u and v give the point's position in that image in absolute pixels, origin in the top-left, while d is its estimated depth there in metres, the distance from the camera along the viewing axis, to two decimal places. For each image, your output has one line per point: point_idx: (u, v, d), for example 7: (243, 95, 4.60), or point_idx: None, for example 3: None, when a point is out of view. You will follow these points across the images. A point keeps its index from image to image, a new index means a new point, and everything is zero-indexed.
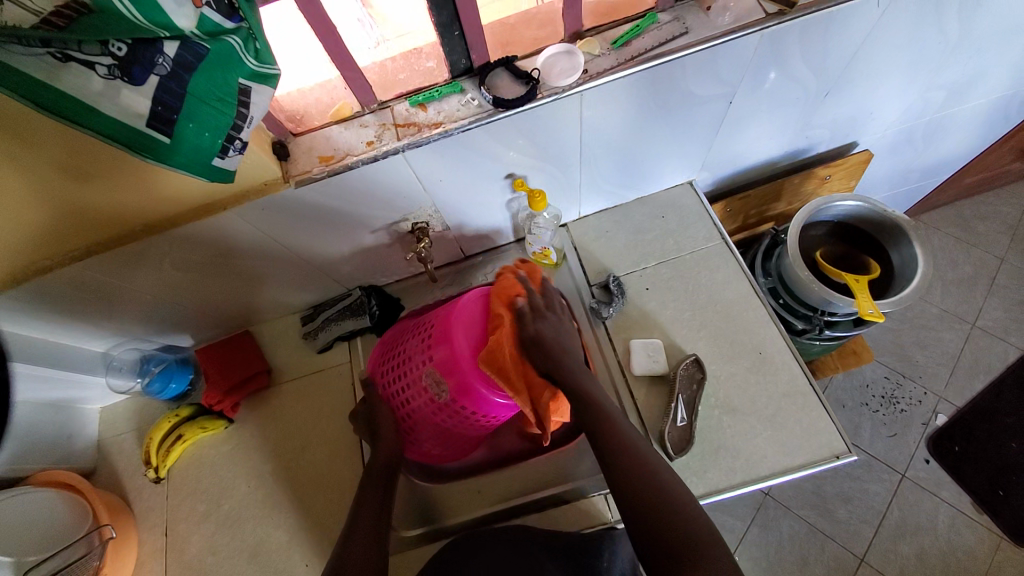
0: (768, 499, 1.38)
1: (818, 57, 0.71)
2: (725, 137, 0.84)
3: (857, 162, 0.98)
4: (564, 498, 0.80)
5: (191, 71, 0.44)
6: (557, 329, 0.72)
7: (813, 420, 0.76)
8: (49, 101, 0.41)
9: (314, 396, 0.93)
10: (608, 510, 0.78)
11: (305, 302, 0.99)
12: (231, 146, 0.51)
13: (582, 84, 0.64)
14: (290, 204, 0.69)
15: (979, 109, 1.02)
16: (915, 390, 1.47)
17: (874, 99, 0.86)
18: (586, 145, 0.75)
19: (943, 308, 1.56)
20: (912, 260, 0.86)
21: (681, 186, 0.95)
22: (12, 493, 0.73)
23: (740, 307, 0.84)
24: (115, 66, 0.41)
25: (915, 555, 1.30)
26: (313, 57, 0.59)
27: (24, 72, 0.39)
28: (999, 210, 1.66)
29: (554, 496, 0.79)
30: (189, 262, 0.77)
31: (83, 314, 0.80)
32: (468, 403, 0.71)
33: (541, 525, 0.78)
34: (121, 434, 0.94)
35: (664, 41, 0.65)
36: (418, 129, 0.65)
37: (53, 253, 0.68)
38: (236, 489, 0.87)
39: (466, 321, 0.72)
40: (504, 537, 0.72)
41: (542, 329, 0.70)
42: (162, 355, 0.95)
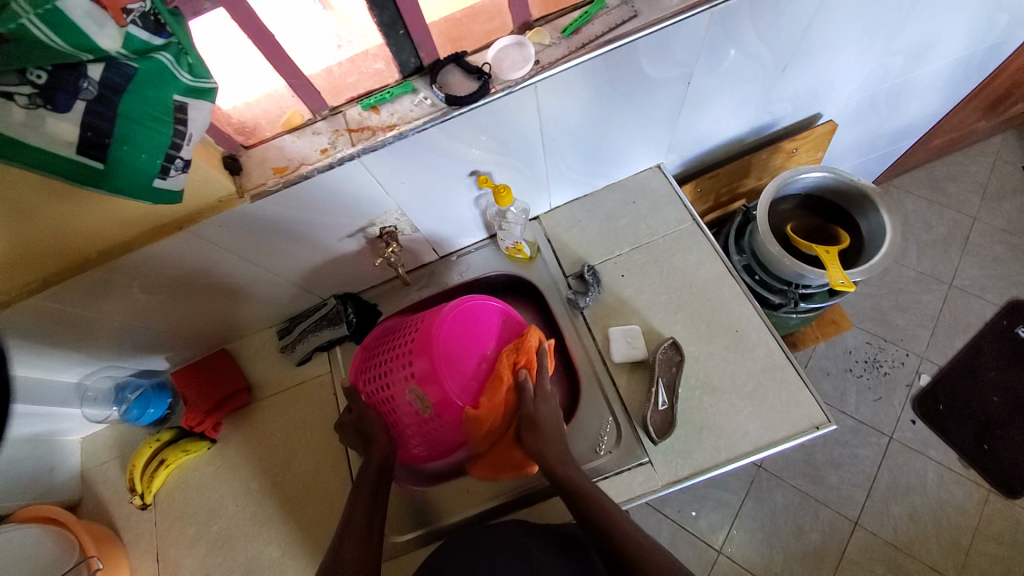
0: (761, 471, 1.40)
1: (772, 32, 0.71)
2: (687, 118, 0.84)
3: (822, 133, 0.98)
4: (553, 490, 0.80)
5: (120, 92, 0.42)
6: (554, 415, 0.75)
7: (792, 393, 0.76)
8: None
9: (297, 409, 0.92)
10: None
11: (281, 315, 0.97)
12: (172, 165, 0.49)
13: (535, 75, 0.63)
14: (249, 219, 0.68)
15: (939, 71, 1.03)
16: (898, 352, 1.50)
17: (832, 70, 0.86)
18: (548, 136, 0.75)
19: (920, 271, 1.58)
20: (880, 227, 0.87)
21: (649, 169, 0.94)
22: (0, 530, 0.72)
23: (715, 287, 0.85)
24: (36, 95, 0.39)
25: (906, 515, 1.33)
26: (254, 66, 0.56)
27: None
28: (969, 169, 1.69)
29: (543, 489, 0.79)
30: (153, 285, 0.75)
31: (49, 347, 0.78)
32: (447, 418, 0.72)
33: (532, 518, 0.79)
34: (104, 462, 0.93)
35: (614, 26, 0.64)
36: (372, 133, 0.64)
37: (7, 289, 0.65)
38: (225, 509, 0.86)
39: (454, 353, 0.72)
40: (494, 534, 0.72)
41: (540, 412, 0.74)
42: (138, 380, 0.94)
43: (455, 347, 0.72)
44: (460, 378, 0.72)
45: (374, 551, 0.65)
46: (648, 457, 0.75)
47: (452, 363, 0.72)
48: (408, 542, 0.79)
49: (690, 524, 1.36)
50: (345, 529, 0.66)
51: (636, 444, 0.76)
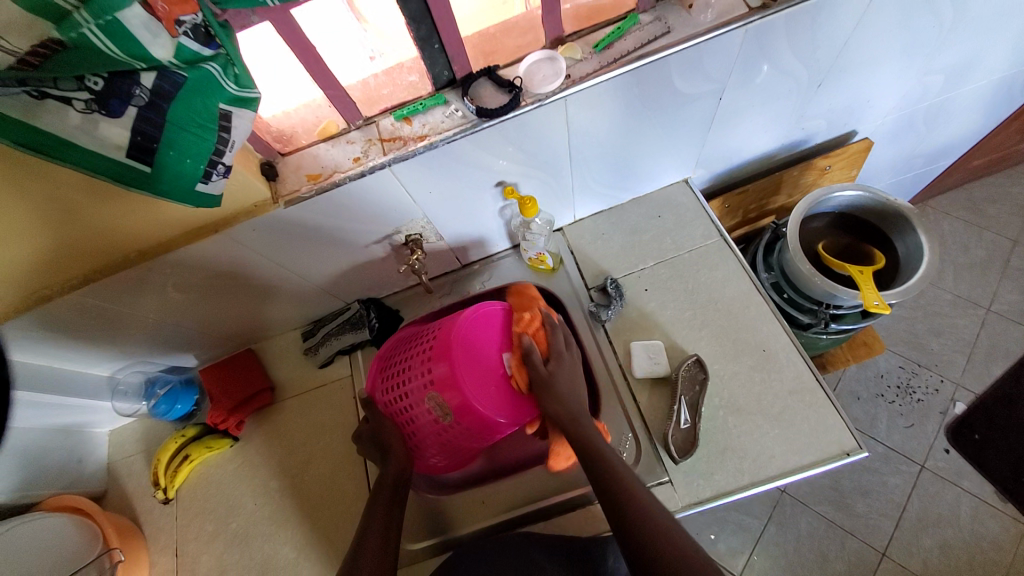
0: (784, 496, 1.36)
1: (808, 49, 0.70)
2: (718, 133, 0.83)
3: (857, 150, 0.96)
4: (571, 505, 0.79)
5: (170, 100, 0.44)
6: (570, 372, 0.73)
7: (821, 417, 0.74)
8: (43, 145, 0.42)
9: (317, 411, 0.93)
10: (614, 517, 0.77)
11: (305, 318, 0.99)
12: (214, 171, 0.51)
13: (565, 89, 0.63)
14: (282, 224, 0.70)
15: (981, 89, 1.00)
16: (931, 378, 1.44)
17: (868, 87, 0.85)
18: (576, 149, 0.75)
19: (956, 294, 1.52)
20: (918, 248, 0.84)
21: (676, 184, 0.94)
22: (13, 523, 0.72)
23: (741, 305, 0.83)
24: (92, 100, 0.41)
25: (938, 548, 1.27)
26: (294, 76, 0.58)
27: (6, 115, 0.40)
28: (1010, 190, 1.62)
29: (561, 503, 0.78)
30: (190, 284, 0.78)
31: (87, 340, 0.81)
32: (469, 422, 0.71)
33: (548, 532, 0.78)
34: (131, 455, 0.95)
35: (646, 41, 0.64)
36: (404, 142, 0.65)
37: (50, 284, 0.68)
38: (243, 507, 0.87)
39: (469, 341, 0.73)
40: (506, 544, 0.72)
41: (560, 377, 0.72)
42: (166, 376, 0.97)
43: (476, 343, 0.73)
44: (476, 363, 0.72)
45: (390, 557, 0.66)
46: (668, 476, 0.73)
47: (475, 365, 0.72)
48: (422, 550, 0.79)
49: (709, 547, 1.32)
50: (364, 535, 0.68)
51: (657, 462, 0.75)
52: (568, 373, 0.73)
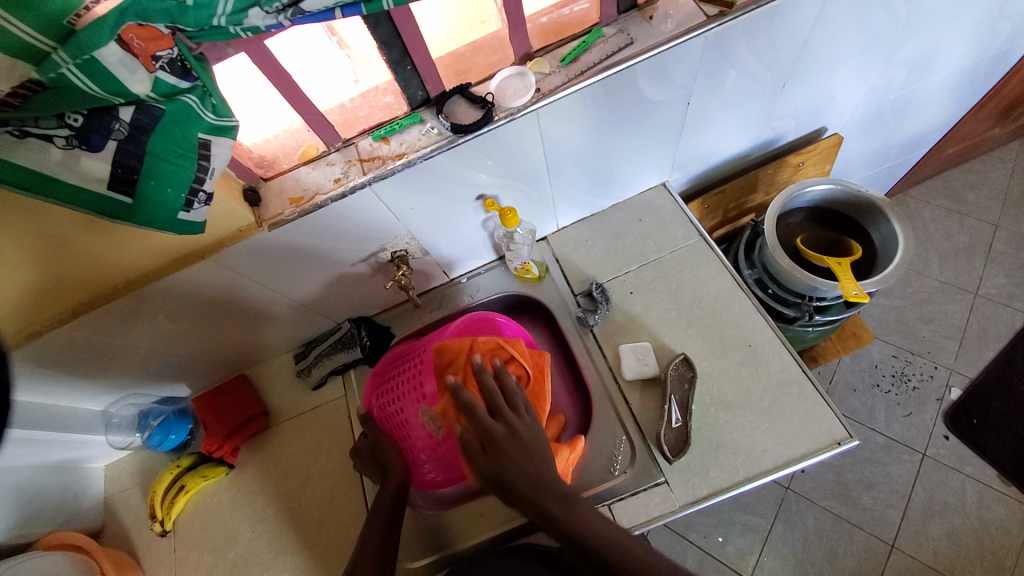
0: (789, 493, 1.35)
1: (768, 51, 0.73)
2: (690, 137, 0.85)
3: (828, 146, 0.99)
4: None
5: (148, 132, 0.46)
6: (518, 454, 0.60)
7: (811, 408, 0.75)
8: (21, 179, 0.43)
9: (312, 433, 0.93)
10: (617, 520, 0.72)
11: (297, 340, 1.00)
12: (195, 198, 0.51)
13: (536, 102, 0.65)
14: (267, 247, 0.71)
15: (943, 81, 1.03)
16: (925, 366, 1.45)
17: (832, 85, 0.88)
18: (552, 159, 0.77)
19: (943, 280, 1.54)
20: (892, 236, 0.86)
21: (654, 188, 0.96)
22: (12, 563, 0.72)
23: (725, 302, 0.84)
24: (73, 136, 0.43)
25: (946, 537, 1.26)
26: (273, 105, 0.61)
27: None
28: (987, 176, 1.66)
29: None
30: (180, 312, 0.78)
31: (78, 374, 0.81)
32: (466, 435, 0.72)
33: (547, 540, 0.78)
34: (127, 489, 0.95)
35: (611, 53, 0.66)
36: (382, 162, 0.67)
37: (39, 319, 0.69)
38: (242, 535, 0.86)
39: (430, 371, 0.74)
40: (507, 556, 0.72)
41: (505, 470, 0.59)
42: (160, 408, 0.96)
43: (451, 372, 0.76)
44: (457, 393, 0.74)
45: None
46: (663, 476, 0.73)
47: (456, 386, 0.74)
48: (422, 568, 0.78)
49: (718, 550, 1.31)
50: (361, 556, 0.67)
51: (652, 463, 0.75)
52: (517, 455, 0.59)
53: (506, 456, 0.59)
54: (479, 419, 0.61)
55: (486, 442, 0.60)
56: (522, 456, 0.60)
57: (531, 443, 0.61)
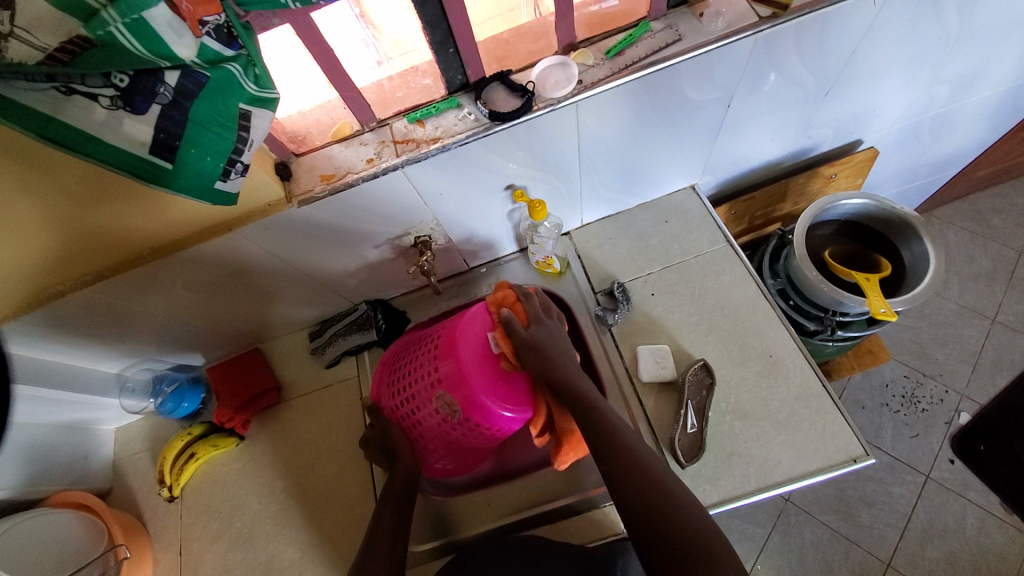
0: (789, 505, 1.35)
1: (816, 58, 0.71)
2: (725, 140, 0.84)
3: (863, 159, 0.97)
4: (577, 509, 0.78)
5: (192, 98, 0.45)
6: (550, 334, 0.74)
7: (828, 423, 0.74)
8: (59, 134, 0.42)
9: (323, 412, 0.93)
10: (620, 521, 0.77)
11: (313, 318, 1.00)
12: (233, 169, 0.51)
13: (577, 94, 0.64)
14: (292, 223, 0.70)
15: (987, 100, 1.01)
16: (936, 388, 1.43)
17: (875, 96, 0.86)
18: (586, 153, 0.75)
19: (961, 304, 1.52)
20: (924, 256, 0.84)
21: (683, 190, 0.94)
22: (12, 522, 0.72)
23: (747, 311, 0.83)
24: (117, 97, 0.42)
25: (943, 560, 1.26)
26: (311, 80, 0.59)
27: (30, 107, 0.40)
28: (1015, 201, 1.63)
29: (567, 507, 0.78)
30: (201, 281, 0.78)
31: (96, 336, 0.81)
32: (478, 418, 0.71)
33: (552, 536, 0.77)
34: (136, 453, 0.96)
35: (657, 49, 0.65)
36: (417, 145, 0.66)
37: (64, 279, 0.69)
38: (248, 506, 0.87)
39: (470, 335, 0.73)
40: (511, 549, 0.72)
41: (541, 338, 0.72)
42: (174, 374, 0.97)
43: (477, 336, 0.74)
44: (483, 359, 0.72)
45: (397, 560, 0.66)
46: None
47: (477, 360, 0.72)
48: (427, 552, 0.79)
49: None
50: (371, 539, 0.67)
51: None
52: (550, 335, 0.74)
53: (542, 328, 0.74)
54: (531, 305, 0.76)
55: (533, 320, 0.74)
56: (553, 337, 0.74)
57: (559, 336, 0.75)
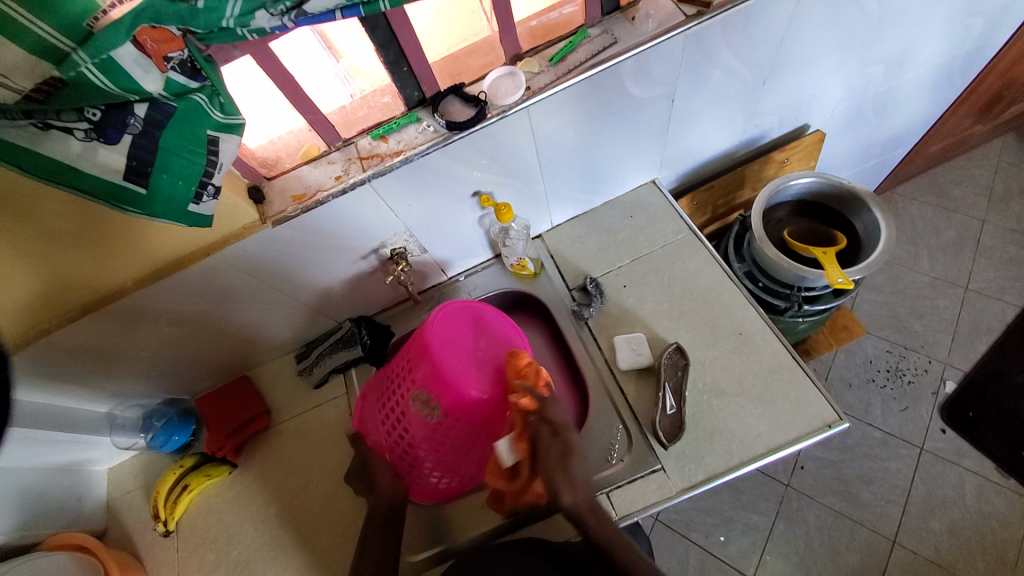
0: (790, 490, 1.35)
1: (746, 50, 0.77)
2: (676, 134, 0.89)
3: (812, 141, 1.03)
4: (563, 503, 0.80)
5: (161, 128, 0.48)
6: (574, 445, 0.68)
7: (801, 392, 0.76)
8: (32, 165, 0.45)
9: (314, 431, 0.94)
10: None
11: (298, 340, 1.02)
12: (205, 191, 0.53)
13: (526, 100, 0.68)
14: (269, 244, 0.73)
15: (920, 78, 1.07)
16: (919, 360, 1.46)
17: (811, 82, 0.92)
18: (545, 155, 0.80)
19: (934, 276, 1.57)
20: (875, 224, 0.89)
21: (645, 185, 0.99)
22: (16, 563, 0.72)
23: (715, 293, 0.86)
24: (91, 129, 0.45)
25: (947, 531, 1.27)
26: (279, 109, 0.65)
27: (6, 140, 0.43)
28: (971, 173, 1.70)
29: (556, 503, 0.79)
30: (183, 311, 0.80)
31: (84, 374, 0.83)
32: (459, 412, 0.73)
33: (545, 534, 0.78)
34: (130, 491, 0.95)
35: (598, 51, 0.70)
36: (381, 159, 0.70)
37: (48, 317, 0.71)
38: (244, 534, 0.87)
39: (442, 344, 0.74)
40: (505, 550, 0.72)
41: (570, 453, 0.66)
42: (164, 409, 0.98)
43: (450, 340, 0.75)
44: (452, 355, 0.74)
45: None
46: (661, 464, 0.75)
47: (447, 353, 0.74)
48: (424, 561, 0.79)
49: (720, 549, 1.31)
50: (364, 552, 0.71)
51: (648, 451, 0.76)
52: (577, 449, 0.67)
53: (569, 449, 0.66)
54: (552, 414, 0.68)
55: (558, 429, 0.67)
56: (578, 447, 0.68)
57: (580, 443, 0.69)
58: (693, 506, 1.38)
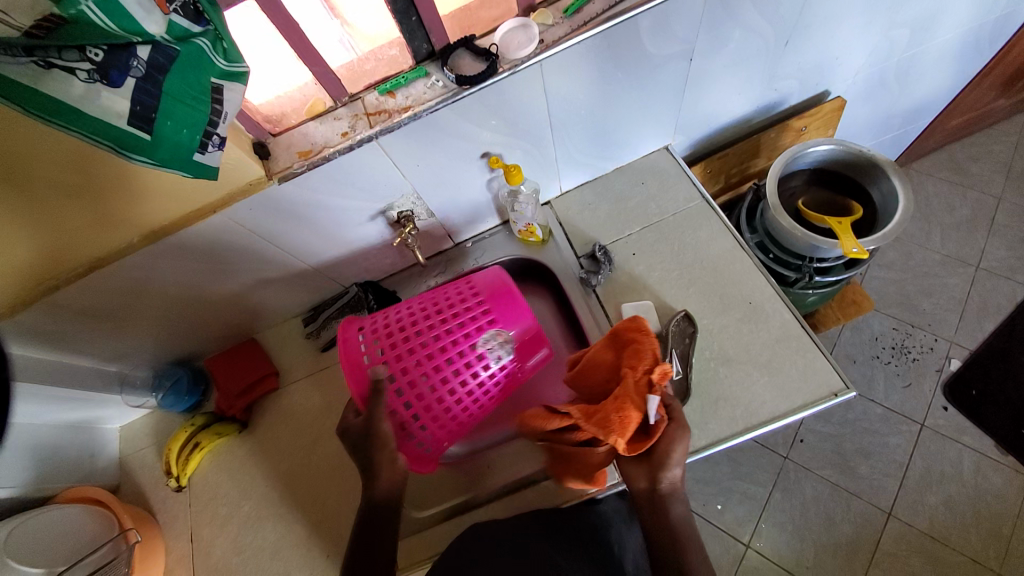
0: (788, 462, 1.37)
1: (770, 6, 0.73)
2: (692, 97, 0.86)
3: (833, 109, 1.00)
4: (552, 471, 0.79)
5: (165, 72, 0.47)
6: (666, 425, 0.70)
7: (808, 361, 0.76)
8: (34, 104, 0.42)
9: (323, 392, 0.95)
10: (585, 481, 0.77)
11: (304, 304, 1.02)
12: (209, 142, 0.53)
13: (539, 54, 0.66)
14: (275, 201, 0.72)
15: (948, 44, 1.03)
16: (925, 337, 1.46)
17: (835, 44, 0.88)
18: (556, 116, 0.77)
19: (946, 253, 1.54)
20: (893, 194, 0.87)
21: (657, 152, 0.96)
22: (23, 518, 0.75)
23: (725, 262, 0.85)
24: (94, 70, 0.42)
25: (943, 504, 1.29)
26: (287, 63, 0.63)
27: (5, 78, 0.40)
28: (991, 149, 1.65)
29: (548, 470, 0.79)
30: (189, 270, 0.80)
31: (93, 332, 0.83)
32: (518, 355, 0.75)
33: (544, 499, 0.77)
34: (141, 449, 0.97)
35: (615, 3, 0.67)
36: (389, 115, 0.68)
37: (56, 274, 0.71)
38: (254, 490, 0.89)
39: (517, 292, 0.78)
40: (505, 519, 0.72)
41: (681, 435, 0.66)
42: (174, 369, 0.99)
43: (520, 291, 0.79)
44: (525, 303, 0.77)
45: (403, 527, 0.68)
46: None
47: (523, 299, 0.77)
48: (428, 518, 0.80)
49: (717, 517, 1.34)
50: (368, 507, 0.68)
51: None
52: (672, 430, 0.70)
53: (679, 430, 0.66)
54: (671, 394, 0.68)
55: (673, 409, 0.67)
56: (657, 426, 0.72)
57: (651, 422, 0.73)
58: (692, 476, 1.40)
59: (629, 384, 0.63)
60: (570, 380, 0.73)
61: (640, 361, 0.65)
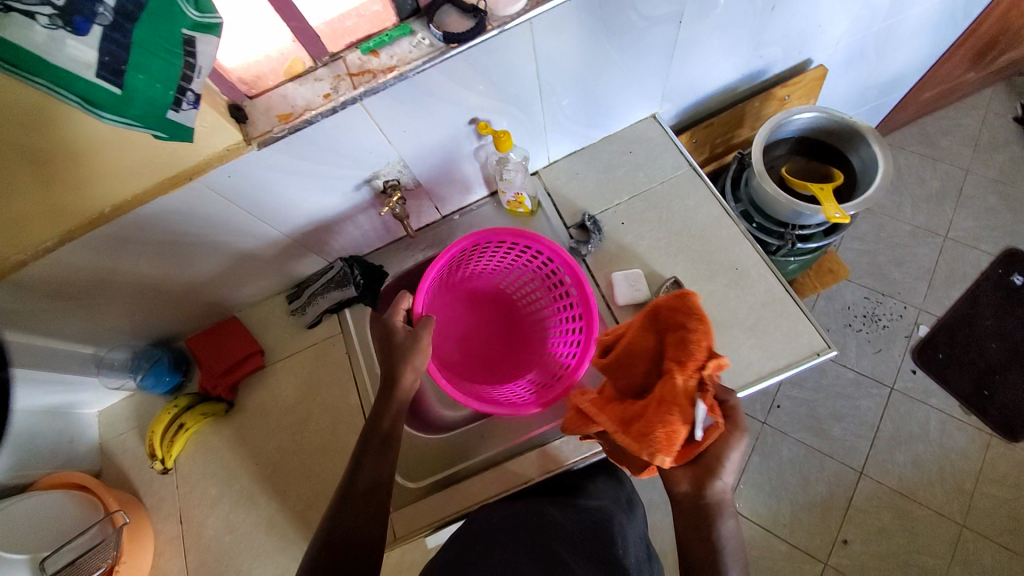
0: (766, 427, 1.42)
1: None
2: (680, 63, 0.85)
3: (813, 78, 1.01)
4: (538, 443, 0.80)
5: (134, 20, 0.44)
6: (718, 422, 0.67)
7: (793, 323, 0.78)
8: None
9: (310, 369, 0.94)
10: (570, 453, 0.78)
11: (288, 281, 0.99)
12: (184, 98, 0.50)
13: (529, 10, 0.64)
14: (254, 168, 0.69)
15: (926, 14, 1.04)
16: (896, 305, 1.51)
17: (820, 10, 0.88)
18: (544, 79, 0.76)
19: (915, 224, 1.60)
20: (872, 158, 0.89)
21: (644, 120, 0.96)
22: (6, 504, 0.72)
23: (713, 229, 0.86)
24: (56, 15, 0.40)
25: (910, 462, 1.36)
26: (268, 22, 0.60)
27: None
28: (959, 122, 1.70)
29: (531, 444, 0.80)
30: (165, 244, 0.76)
31: (64, 312, 0.79)
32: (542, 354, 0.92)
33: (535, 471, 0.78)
34: (122, 433, 0.94)
35: None
36: (373, 75, 0.65)
37: (19, 250, 0.66)
38: (245, 469, 0.88)
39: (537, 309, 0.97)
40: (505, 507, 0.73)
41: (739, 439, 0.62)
42: (153, 350, 0.95)
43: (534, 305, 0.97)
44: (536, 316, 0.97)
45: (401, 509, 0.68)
46: None
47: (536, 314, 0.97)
48: (420, 490, 0.81)
49: None
50: (353, 481, 0.67)
51: None
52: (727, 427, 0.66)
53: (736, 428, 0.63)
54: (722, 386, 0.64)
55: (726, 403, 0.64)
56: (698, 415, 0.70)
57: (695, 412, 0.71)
58: None
59: (678, 388, 0.59)
60: (611, 371, 0.69)
61: (690, 358, 0.60)
